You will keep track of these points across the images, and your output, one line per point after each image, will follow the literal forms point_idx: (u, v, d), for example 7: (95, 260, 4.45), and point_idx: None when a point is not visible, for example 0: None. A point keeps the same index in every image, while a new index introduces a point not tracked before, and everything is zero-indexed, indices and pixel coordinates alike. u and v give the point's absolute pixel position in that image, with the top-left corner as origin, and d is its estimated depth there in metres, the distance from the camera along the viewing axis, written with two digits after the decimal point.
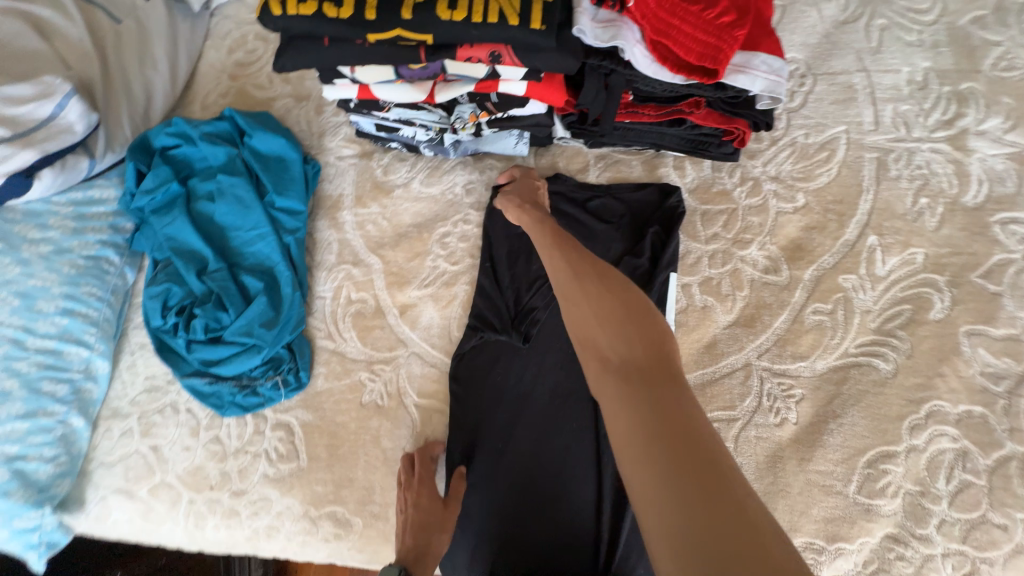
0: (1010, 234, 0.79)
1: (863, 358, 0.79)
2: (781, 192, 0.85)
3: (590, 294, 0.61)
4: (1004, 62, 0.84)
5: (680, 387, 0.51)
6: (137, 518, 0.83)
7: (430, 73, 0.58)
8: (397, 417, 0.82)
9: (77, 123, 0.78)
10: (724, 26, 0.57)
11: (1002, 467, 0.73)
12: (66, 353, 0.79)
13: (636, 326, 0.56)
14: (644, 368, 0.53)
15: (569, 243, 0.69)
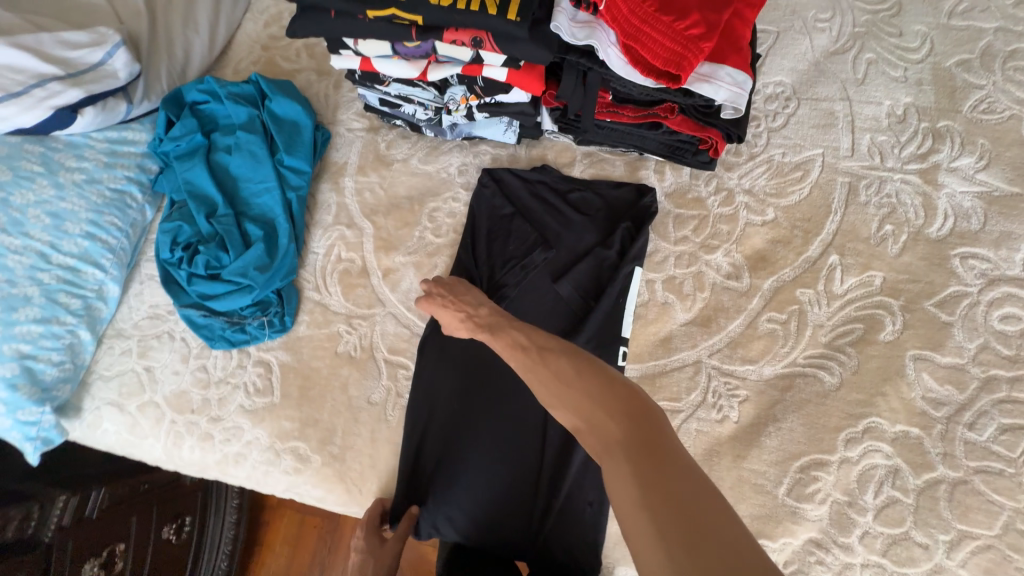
0: (969, 268, 0.82)
1: (809, 369, 0.82)
2: (752, 205, 0.90)
3: (563, 390, 0.62)
4: (984, 105, 0.88)
5: (666, 446, 0.54)
6: (124, 430, 0.92)
7: (422, 52, 0.66)
8: (366, 368, 0.89)
9: (121, 71, 0.89)
10: (692, 38, 0.63)
11: (930, 489, 0.75)
12: (83, 272, 0.88)
13: (613, 395, 0.59)
14: (630, 437, 0.55)
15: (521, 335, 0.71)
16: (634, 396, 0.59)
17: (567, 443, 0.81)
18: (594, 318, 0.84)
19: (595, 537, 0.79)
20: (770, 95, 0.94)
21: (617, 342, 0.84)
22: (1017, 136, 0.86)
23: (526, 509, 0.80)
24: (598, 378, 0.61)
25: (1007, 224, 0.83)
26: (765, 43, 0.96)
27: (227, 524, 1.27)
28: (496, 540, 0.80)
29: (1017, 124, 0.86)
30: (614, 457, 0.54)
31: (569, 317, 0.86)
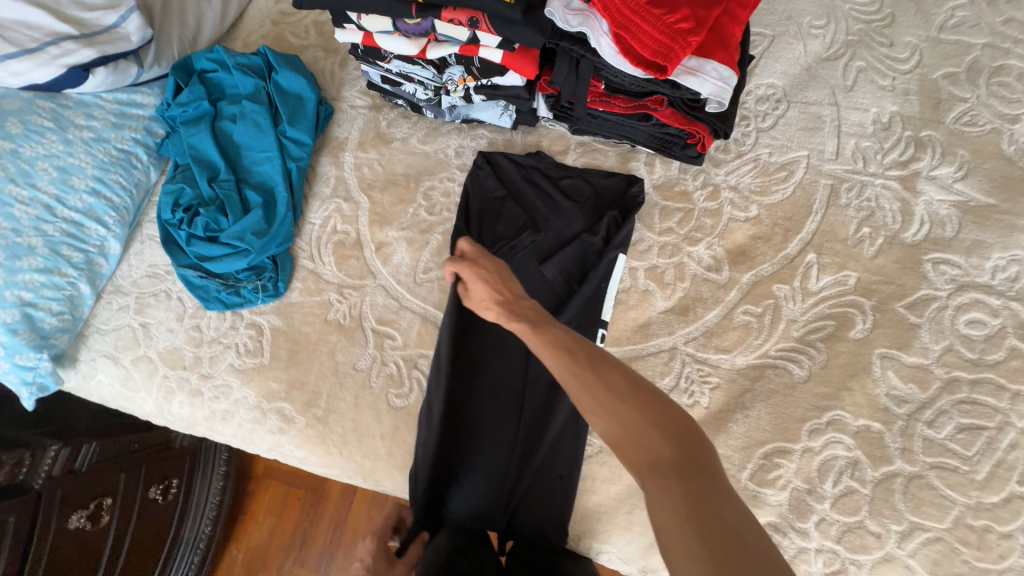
0: (940, 273, 0.85)
1: (779, 361, 0.85)
2: (736, 201, 0.93)
3: (609, 398, 0.58)
4: (966, 118, 0.91)
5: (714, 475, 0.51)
6: (117, 382, 0.95)
7: (422, 30, 0.70)
8: (353, 336, 0.92)
9: (134, 35, 0.92)
10: (680, 31, 0.66)
11: (887, 481, 0.78)
12: (86, 228, 0.91)
13: (659, 412, 0.56)
14: (677, 459, 0.52)
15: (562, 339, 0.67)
16: (682, 417, 0.56)
17: (541, 419, 0.85)
18: (574, 300, 0.87)
19: (563, 507, 0.83)
20: (762, 96, 0.96)
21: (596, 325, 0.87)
22: (996, 148, 0.89)
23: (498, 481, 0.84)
24: (645, 396, 0.58)
25: (980, 233, 0.86)
26: (760, 46, 0.99)
27: (213, 490, 1.31)
28: (469, 509, 0.84)
29: (997, 137, 0.89)
30: (664, 478, 0.50)
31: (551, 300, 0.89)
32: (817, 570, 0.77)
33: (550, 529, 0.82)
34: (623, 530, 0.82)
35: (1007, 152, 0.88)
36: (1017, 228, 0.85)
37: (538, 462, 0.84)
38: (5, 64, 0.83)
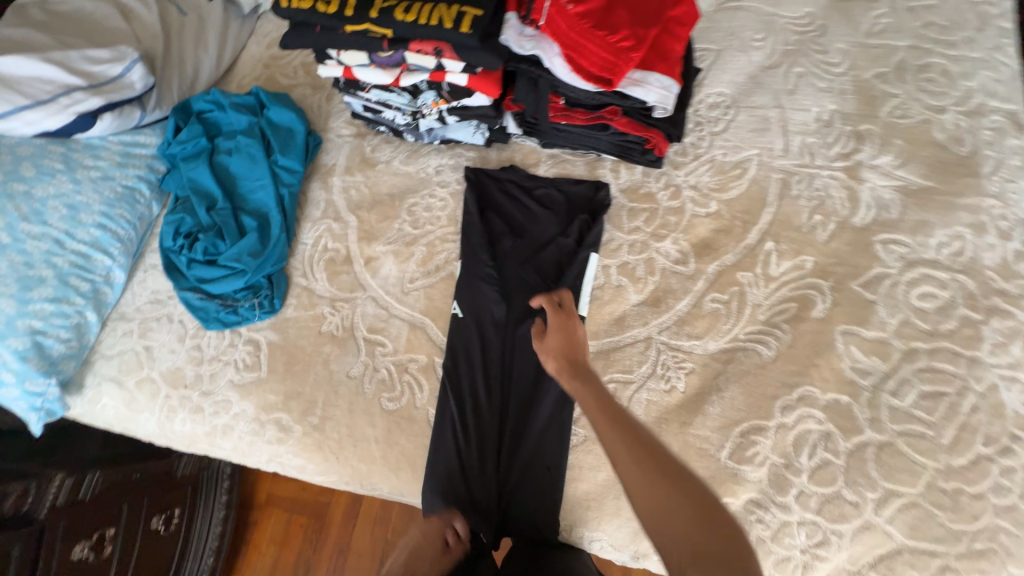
0: (890, 252, 0.91)
1: (749, 343, 0.90)
2: (697, 199, 1.00)
3: (652, 479, 0.56)
4: (899, 111, 0.99)
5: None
6: (121, 404, 0.99)
7: (394, 61, 0.79)
8: (346, 346, 0.97)
9: (138, 83, 1.00)
10: (623, 49, 0.74)
11: (859, 451, 0.81)
12: (93, 259, 0.98)
13: (703, 506, 0.54)
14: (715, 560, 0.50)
15: (604, 403, 0.66)
16: (726, 517, 0.53)
17: (526, 415, 0.90)
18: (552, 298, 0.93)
19: (552, 498, 0.86)
20: (713, 103, 1.05)
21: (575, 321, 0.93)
22: (928, 137, 0.97)
23: (489, 479, 0.87)
24: (689, 483, 0.56)
25: (923, 212, 0.93)
26: (707, 60, 1.09)
27: (215, 519, 1.34)
28: (461, 511, 0.87)
29: (929, 127, 0.98)
30: None
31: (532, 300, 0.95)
32: (801, 542, 0.79)
33: (540, 522, 0.85)
34: (611, 516, 0.84)
35: (939, 140, 0.97)
36: (955, 206, 0.92)
37: (525, 458, 0.88)
38: (19, 115, 0.91)
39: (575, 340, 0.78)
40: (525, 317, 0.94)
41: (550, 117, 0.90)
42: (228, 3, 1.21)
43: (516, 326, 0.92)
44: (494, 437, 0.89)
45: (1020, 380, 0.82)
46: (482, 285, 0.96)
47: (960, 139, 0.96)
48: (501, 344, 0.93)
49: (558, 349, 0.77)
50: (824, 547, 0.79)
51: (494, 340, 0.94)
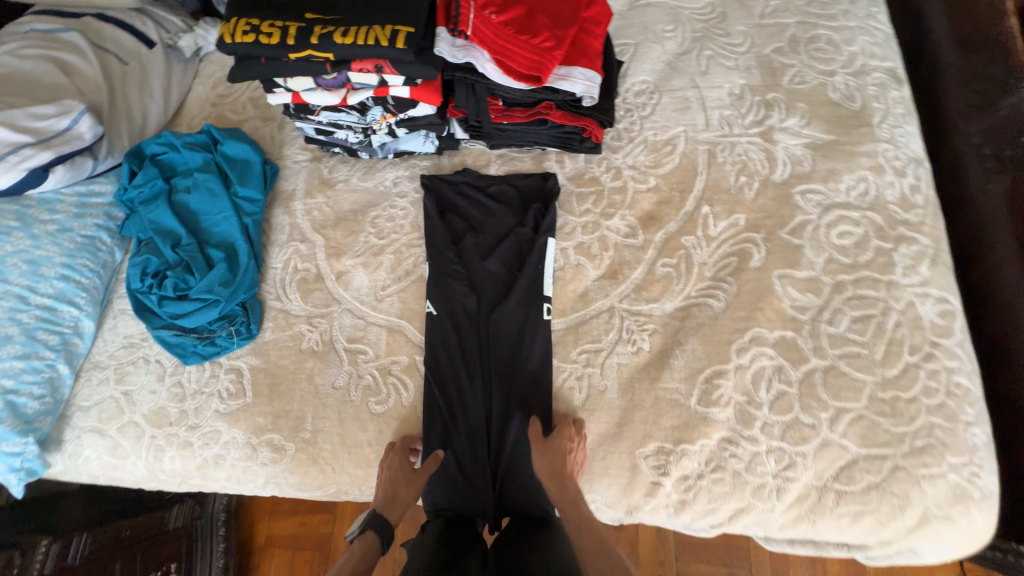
0: (809, 200, 1.03)
1: (701, 298, 0.99)
2: (637, 177, 1.09)
3: None
4: (797, 78, 1.13)
5: None
6: (105, 453, 0.98)
7: (339, 82, 0.85)
8: (329, 359, 1.00)
9: (87, 133, 1.01)
10: (545, 49, 0.83)
11: (809, 377, 0.91)
12: (60, 311, 0.98)
13: None
14: None
15: (588, 527, 0.84)
16: None
17: (508, 397, 0.95)
18: (519, 285, 1.00)
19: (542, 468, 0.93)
20: (638, 91, 1.16)
21: (543, 303, 0.99)
22: (825, 98, 1.10)
23: (482, 461, 0.93)
24: None
25: (830, 162, 1.05)
26: (628, 53, 1.20)
27: (215, 569, 1.37)
28: (459, 493, 0.94)
29: (824, 89, 1.11)
30: None
31: (501, 289, 1.01)
32: (772, 468, 0.87)
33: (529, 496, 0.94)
34: (600, 476, 0.91)
35: (834, 99, 1.10)
36: (856, 154, 1.05)
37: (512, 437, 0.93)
38: None
39: (569, 458, 0.87)
40: (496, 306, 1.00)
41: (492, 119, 0.98)
42: (168, 48, 1.23)
43: (490, 320, 0.98)
44: (481, 422, 0.94)
45: (932, 294, 0.94)
46: (452, 281, 1.01)
47: (851, 97, 1.10)
48: (477, 335, 0.98)
49: (551, 455, 0.87)
50: (793, 469, 0.87)
51: (471, 332, 0.99)
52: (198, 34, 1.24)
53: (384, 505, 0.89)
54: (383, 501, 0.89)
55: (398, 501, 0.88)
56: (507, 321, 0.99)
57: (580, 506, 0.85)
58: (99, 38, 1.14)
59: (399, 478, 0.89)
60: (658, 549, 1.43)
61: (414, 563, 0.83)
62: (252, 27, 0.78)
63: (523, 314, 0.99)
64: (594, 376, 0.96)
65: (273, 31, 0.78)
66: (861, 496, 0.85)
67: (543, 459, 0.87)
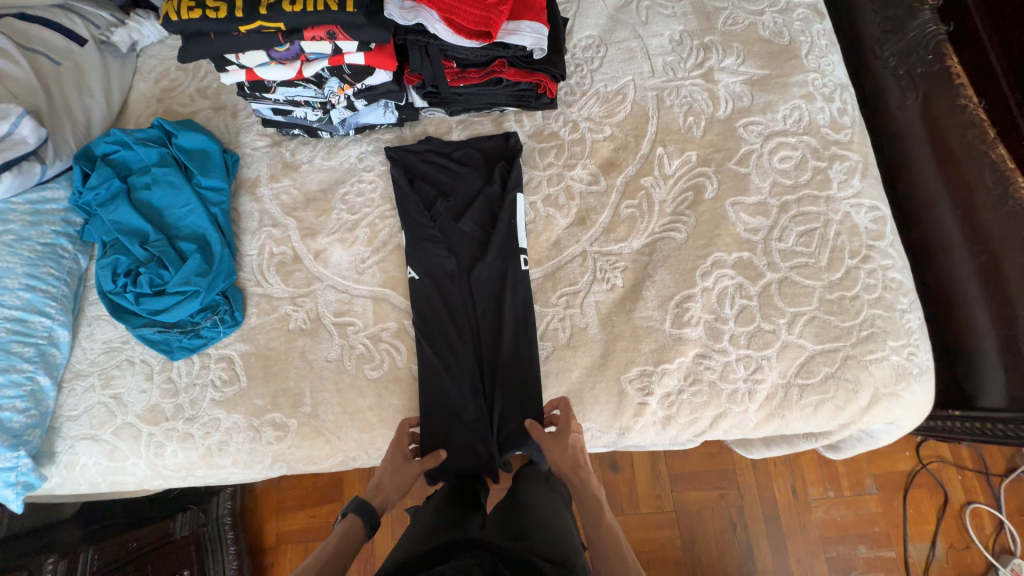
0: (751, 132, 1.11)
1: (665, 233, 1.06)
2: (593, 127, 1.14)
3: None
4: (730, 20, 1.20)
5: None
6: (103, 458, 0.98)
7: (293, 53, 0.86)
8: (319, 335, 1.02)
9: (30, 137, 0.97)
10: (492, 4, 0.86)
11: (766, 290, 1.00)
12: (31, 322, 0.96)
13: None
14: None
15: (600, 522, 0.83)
16: None
17: (496, 345, 1.01)
18: (494, 241, 1.04)
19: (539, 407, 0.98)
20: (585, 46, 1.21)
21: (519, 254, 1.04)
22: (757, 36, 1.18)
23: (479, 408, 0.98)
24: None
25: (767, 95, 1.13)
26: (571, 10, 1.24)
27: (229, 571, 1.38)
28: (461, 443, 0.98)
29: (755, 28, 1.19)
30: None
31: (478, 248, 1.05)
32: (742, 374, 0.97)
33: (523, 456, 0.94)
34: (592, 406, 0.98)
35: (765, 36, 1.18)
36: (789, 85, 1.14)
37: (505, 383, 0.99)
38: None
39: (577, 446, 0.91)
40: (475, 263, 1.04)
41: (448, 82, 1.01)
42: (100, 44, 1.18)
43: (472, 280, 1.03)
44: (474, 372, 0.99)
45: (865, 203, 1.05)
46: (430, 244, 1.05)
47: (780, 33, 1.18)
48: (461, 294, 1.03)
49: (559, 449, 0.90)
50: (760, 371, 0.97)
51: (454, 291, 1.03)
52: (131, 27, 1.20)
53: (372, 496, 0.88)
54: (374, 490, 0.89)
55: (382, 492, 0.88)
56: (488, 277, 1.03)
57: (594, 500, 0.86)
58: (23, 37, 1.08)
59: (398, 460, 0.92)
60: (654, 484, 1.54)
61: (418, 525, 0.84)
62: (196, 2, 0.78)
63: (501, 267, 1.04)
64: (576, 316, 1.02)
65: (219, 5, 0.78)
66: (821, 387, 0.96)
67: (557, 454, 0.90)
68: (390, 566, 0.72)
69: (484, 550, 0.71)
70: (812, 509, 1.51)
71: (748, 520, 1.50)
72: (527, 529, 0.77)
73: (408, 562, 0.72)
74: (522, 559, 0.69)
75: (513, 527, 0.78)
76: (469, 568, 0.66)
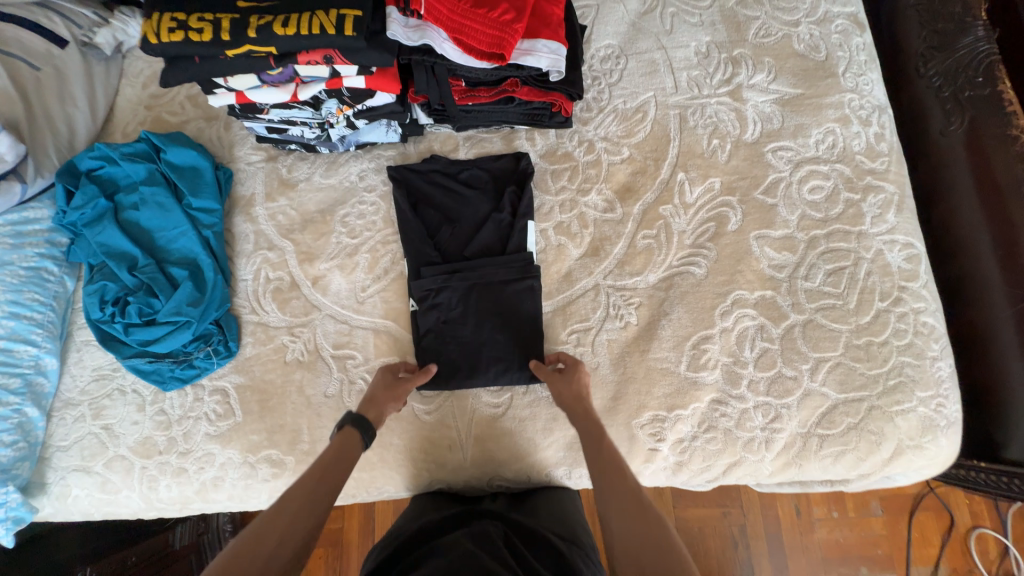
0: (780, 158, 1.03)
1: (684, 267, 1.00)
2: (610, 148, 1.07)
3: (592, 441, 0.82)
4: (763, 31, 1.11)
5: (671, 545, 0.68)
6: (95, 491, 0.95)
7: (287, 77, 0.79)
8: (317, 368, 0.97)
9: (8, 154, 0.91)
10: (506, 22, 0.78)
11: (789, 332, 0.95)
12: (16, 351, 0.92)
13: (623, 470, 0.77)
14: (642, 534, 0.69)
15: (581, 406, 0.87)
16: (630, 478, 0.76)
17: (504, 358, 0.95)
18: (505, 294, 0.97)
19: (551, 431, 0.95)
20: (603, 57, 1.12)
21: (531, 309, 0.97)
22: (791, 50, 1.09)
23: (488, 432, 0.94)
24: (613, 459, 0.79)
25: (799, 117, 1.05)
26: (589, 16, 1.14)
27: None
28: (453, 472, 0.95)
29: (790, 41, 1.10)
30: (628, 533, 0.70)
31: (486, 293, 0.97)
32: (760, 422, 0.92)
33: (532, 465, 0.95)
34: None
35: (800, 50, 1.09)
36: (823, 106, 1.05)
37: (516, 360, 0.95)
38: None
39: (585, 385, 0.90)
40: (484, 319, 0.96)
41: (456, 101, 0.93)
42: (83, 46, 1.10)
43: (480, 292, 0.97)
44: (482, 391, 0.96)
45: (899, 240, 0.98)
46: (434, 280, 0.97)
47: (816, 47, 1.09)
48: (465, 351, 0.95)
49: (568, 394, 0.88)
50: (779, 420, 0.92)
51: (458, 340, 0.96)
52: (116, 27, 1.11)
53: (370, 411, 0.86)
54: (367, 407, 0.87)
55: (376, 406, 0.87)
56: (495, 337, 0.96)
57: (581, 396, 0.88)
58: None
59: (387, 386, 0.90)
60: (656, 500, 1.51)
61: (430, 508, 0.92)
62: (177, 22, 0.70)
63: (511, 323, 0.96)
64: (586, 355, 0.97)
65: (203, 26, 0.70)
66: (842, 438, 0.91)
67: (562, 389, 0.88)
68: (411, 535, 0.84)
69: (497, 520, 0.85)
70: (815, 530, 1.48)
71: (750, 539, 1.48)
72: (537, 509, 0.92)
73: (426, 530, 0.85)
74: (532, 531, 0.84)
75: (525, 507, 0.92)
76: (489, 534, 0.80)
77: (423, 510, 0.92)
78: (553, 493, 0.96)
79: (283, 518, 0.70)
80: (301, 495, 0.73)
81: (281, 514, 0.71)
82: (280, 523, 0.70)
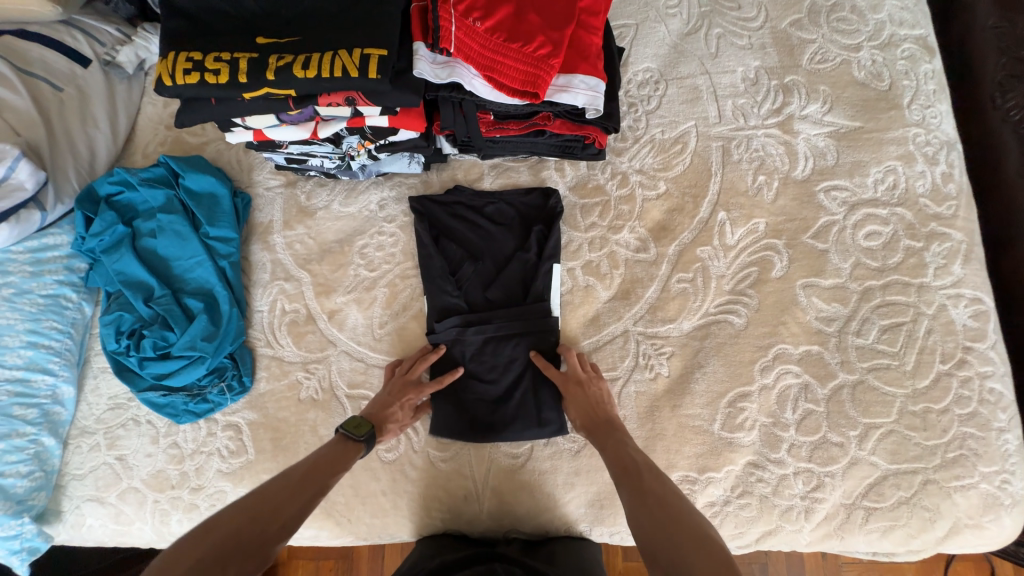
0: (833, 199, 0.95)
1: (721, 315, 0.92)
2: (645, 182, 1.00)
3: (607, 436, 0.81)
4: (818, 56, 1.02)
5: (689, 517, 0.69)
6: (109, 521, 0.94)
7: (306, 116, 0.75)
8: (331, 407, 0.94)
9: (28, 181, 0.89)
10: (542, 57, 0.72)
11: (837, 394, 0.87)
12: (33, 381, 0.91)
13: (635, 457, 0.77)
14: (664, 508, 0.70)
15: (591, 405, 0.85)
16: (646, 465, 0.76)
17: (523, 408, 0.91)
18: (522, 349, 0.92)
19: (573, 486, 0.89)
20: (641, 81, 1.04)
21: (555, 353, 0.92)
22: (850, 78, 1.00)
23: (504, 481, 0.90)
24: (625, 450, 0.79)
25: (857, 154, 0.96)
26: (627, 37, 1.07)
27: None
28: (466, 521, 0.91)
29: (848, 68, 1.00)
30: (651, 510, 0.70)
31: (501, 347, 0.92)
32: (800, 490, 0.85)
33: (552, 520, 0.90)
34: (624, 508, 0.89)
35: (859, 78, 1.00)
36: (884, 142, 0.96)
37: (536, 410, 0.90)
38: None
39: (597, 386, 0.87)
40: (502, 372, 0.92)
41: (483, 134, 0.87)
42: (106, 64, 1.08)
43: (501, 340, 0.92)
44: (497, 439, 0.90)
45: (965, 295, 0.89)
46: (446, 334, 0.93)
47: (878, 75, 0.99)
48: (482, 408, 0.91)
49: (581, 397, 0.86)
50: (821, 489, 0.84)
51: (473, 395, 0.92)
52: (138, 45, 1.09)
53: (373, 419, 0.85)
54: (374, 411, 0.86)
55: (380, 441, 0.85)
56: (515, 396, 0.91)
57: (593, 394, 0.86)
58: (21, 59, 0.97)
59: (405, 388, 0.89)
60: None
61: (442, 550, 0.87)
62: (193, 63, 0.66)
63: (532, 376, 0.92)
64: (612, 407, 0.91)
65: (219, 67, 0.66)
66: (891, 513, 0.83)
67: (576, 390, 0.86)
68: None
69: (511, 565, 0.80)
70: None
71: None
72: (556, 560, 0.86)
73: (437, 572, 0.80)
74: None
75: (543, 556, 0.86)
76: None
77: (435, 550, 0.87)
78: (574, 544, 0.89)
79: (290, 506, 0.70)
80: (306, 491, 0.72)
81: (281, 492, 0.71)
82: (285, 511, 0.69)
